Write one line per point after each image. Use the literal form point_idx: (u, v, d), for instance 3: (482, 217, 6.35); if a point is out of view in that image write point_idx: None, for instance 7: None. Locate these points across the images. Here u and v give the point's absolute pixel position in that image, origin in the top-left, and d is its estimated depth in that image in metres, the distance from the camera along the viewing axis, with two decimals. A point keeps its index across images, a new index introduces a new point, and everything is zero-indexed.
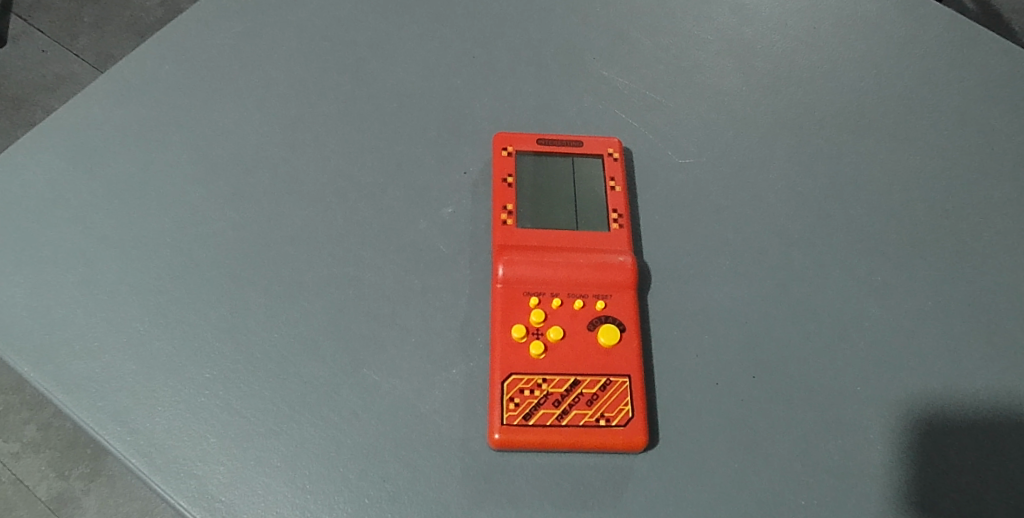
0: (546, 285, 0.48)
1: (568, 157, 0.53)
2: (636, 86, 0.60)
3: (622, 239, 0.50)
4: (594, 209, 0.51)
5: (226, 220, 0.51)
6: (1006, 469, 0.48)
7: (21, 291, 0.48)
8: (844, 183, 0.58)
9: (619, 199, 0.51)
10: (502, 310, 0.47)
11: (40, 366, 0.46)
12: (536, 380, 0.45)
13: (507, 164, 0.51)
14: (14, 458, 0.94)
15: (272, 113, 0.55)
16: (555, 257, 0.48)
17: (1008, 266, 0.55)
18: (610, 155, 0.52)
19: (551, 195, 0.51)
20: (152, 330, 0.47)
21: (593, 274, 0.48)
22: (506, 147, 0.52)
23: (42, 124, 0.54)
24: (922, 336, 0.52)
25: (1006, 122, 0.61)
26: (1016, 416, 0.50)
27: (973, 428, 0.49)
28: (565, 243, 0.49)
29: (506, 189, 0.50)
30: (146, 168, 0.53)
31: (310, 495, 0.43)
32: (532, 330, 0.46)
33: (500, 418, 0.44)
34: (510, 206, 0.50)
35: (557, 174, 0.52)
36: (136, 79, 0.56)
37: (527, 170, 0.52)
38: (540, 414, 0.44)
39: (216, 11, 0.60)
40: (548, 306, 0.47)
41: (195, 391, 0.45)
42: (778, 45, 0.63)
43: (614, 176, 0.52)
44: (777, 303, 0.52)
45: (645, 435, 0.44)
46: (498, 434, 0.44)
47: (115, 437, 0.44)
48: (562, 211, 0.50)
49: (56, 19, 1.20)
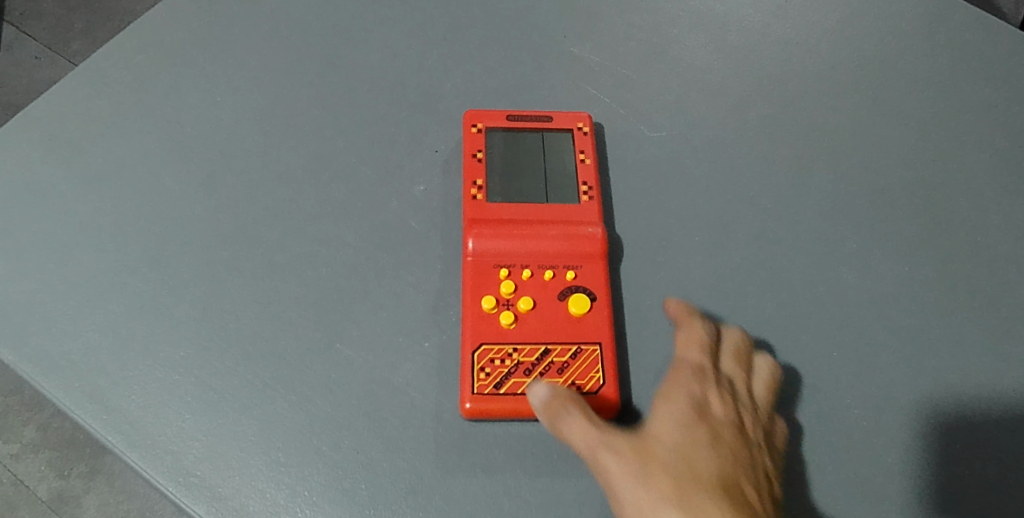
0: (517, 257, 0.48)
1: (538, 133, 0.53)
2: (609, 63, 0.60)
3: (592, 210, 0.50)
4: (565, 182, 0.51)
5: (199, 202, 0.51)
6: (981, 431, 0.48)
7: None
8: (817, 154, 0.58)
9: (589, 173, 0.51)
10: (472, 282, 0.47)
11: (17, 348, 0.47)
12: (506, 350, 0.46)
13: (476, 141, 0.52)
14: (14, 459, 0.94)
15: (245, 96, 0.56)
16: (525, 230, 0.49)
17: (980, 233, 0.56)
18: (579, 129, 0.53)
19: (522, 170, 0.51)
20: (128, 310, 0.48)
21: (563, 246, 0.48)
22: (476, 124, 0.52)
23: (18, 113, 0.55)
24: (893, 303, 0.52)
25: (978, 91, 0.61)
26: (987, 379, 0.50)
27: (946, 391, 0.49)
28: (536, 215, 0.49)
29: (476, 164, 0.51)
30: (121, 153, 0.53)
31: (284, 468, 0.43)
32: (503, 302, 0.47)
33: (471, 387, 0.45)
34: (480, 181, 0.50)
35: (528, 150, 0.52)
36: (109, 67, 0.57)
37: (497, 146, 0.52)
38: (511, 383, 0.45)
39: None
40: (518, 278, 0.48)
41: (170, 370, 0.46)
42: (750, 19, 0.64)
43: (584, 150, 0.52)
44: (751, 273, 0.53)
45: (615, 402, 0.45)
46: (469, 403, 0.44)
47: (92, 415, 0.45)
48: (532, 185, 0.51)
49: (48, 25, 1.20)
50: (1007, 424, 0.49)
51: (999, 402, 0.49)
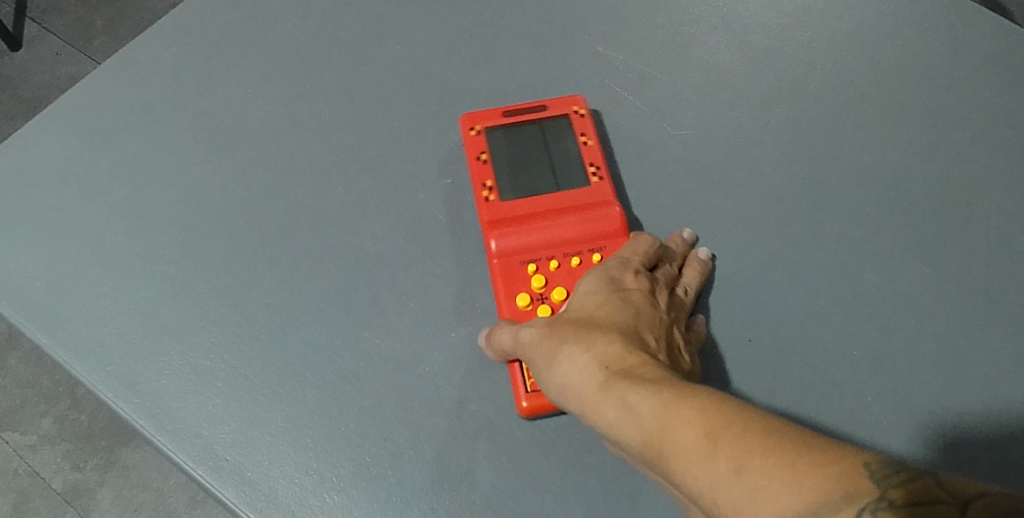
0: (541, 250, 0.49)
1: (536, 124, 0.53)
2: (632, 61, 0.61)
3: (605, 188, 0.51)
4: (573, 168, 0.52)
5: (230, 193, 0.53)
6: (1010, 429, 0.48)
7: (34, 265, 0.50)
8: (838, 154, 0.58)
9: (595, 154, 0.52)
10: (504, 284, 0.48)
11: (51, 333, 0.48)
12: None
13: (478, 143, 0.52)
14: (30, 450, 0.93)
15: (275, 90, 0.57)
16: (544, 221, 0.49)
17: (1006, 234, 0.55)
18: (576, 113, 0.54)
19: (532, 163, 0.52)
20: (158, 296, 0.49)
21: (586, 231, 0.49)
22: (473, 126, 0.53)
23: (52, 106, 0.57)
24: (916, 302, 0.53)
25: (1006, 92, 0.61)
26: (1014, 379, 0.50)
27: (972, 390, 0.49)
28: (552, 206, 0.50)
29: (482, 166, 0.51)
30: (153, 144, 0.55)
31: (314, 453, 0.44)
32: (539, 298, 0.48)
33: (523, 386, 0.45)
34: (489, 182, 0.51)
35: (530, 142, 0.53)
36: (141, 62, 0.58)
37: (499, 144, 0.52)
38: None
39: None
40: (546, 270, 0.48)
41: (201, 355, 0.47)
42: (771, 21, 0.64)
43: (584, 132, 0.53)
44: (773, 269, 0.53)
45: None
46: (525, 401, 0.45)
47: (123, 399, 0.46)
48: (543, 176, 0.51)
49: (69, 23, 1.21)
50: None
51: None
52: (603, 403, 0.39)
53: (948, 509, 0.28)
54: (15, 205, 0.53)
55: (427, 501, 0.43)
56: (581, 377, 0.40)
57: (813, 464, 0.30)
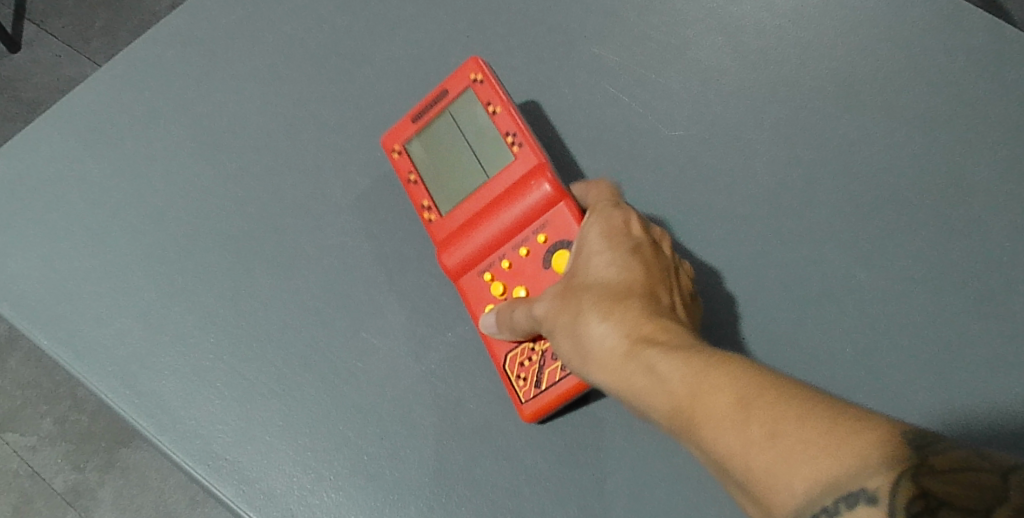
0: (492, 253, 0.48)
1: (445, 111, 0.51)
2: (627, 62, 0.62)
3: (527, 156, 0.48)
4: (495, 146, 0.49)
5: (232, 198, 0.54)
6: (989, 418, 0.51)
7: (48, 270, 0.53)
8: (830, 153, 0.59)
9: (505, 119, 0.49)
10: (472, 303, 0.48)
11: (58, 337, 0.51)
12: (529, 344, 0.46)
13: (404, 163, 0.52)
14: (32, 451, 0.93)
15: (274, 94, 0.58)
16: (480, 225, 0.48)
17: (998, 232, 0.56)
18: (475, 82, 0.50)
19: (461, 160, 0.51)
20: (160, 300, 0.51)
21: (524, 214, 0.47)
22: (394, 147, 0.53)
23: (57, 112, 0.58)
24: (903, 300, 0.54)
25: (1003, 86, 0.61)
26: (997, 372, 0.52)
27: (954, 383, 0.52)
28: (483, 204, 0.49)
29: (415, 187, 0.51)
30: (157, 150, 0.56)
31: (309, 451, 0.47)
32: (507, 304, 0.47)
33: (517, 399, 0.45)
34: (426, 203, 0.51)
35: (450, 136, 0.51)
36: (142, 67, 0.59)
37: (426, 154, 0.52)
38: (548, 371, 0.45)
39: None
40: (502, 272, 0.48)
41: (199, 357, 0.50)
42: (765, 22, 0.64)
43: (490, 101, 0.49)
44: (763, 266, 0.56)
45: None
46: (526, 412, 0.45)
47: (125, 400, 0.49)
48: (472, 171, 0.50)
49: (68, 23, 1.20)
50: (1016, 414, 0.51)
51: (1007, 398, 0.51)
52: (631, 374, 0.37)
53: (993, 481, 0.27)
54: (27, 213, 0.55)
55: (424, 496, 0.45)
56: (605, 348, 0.39)
57: (845, 431, 0.29)
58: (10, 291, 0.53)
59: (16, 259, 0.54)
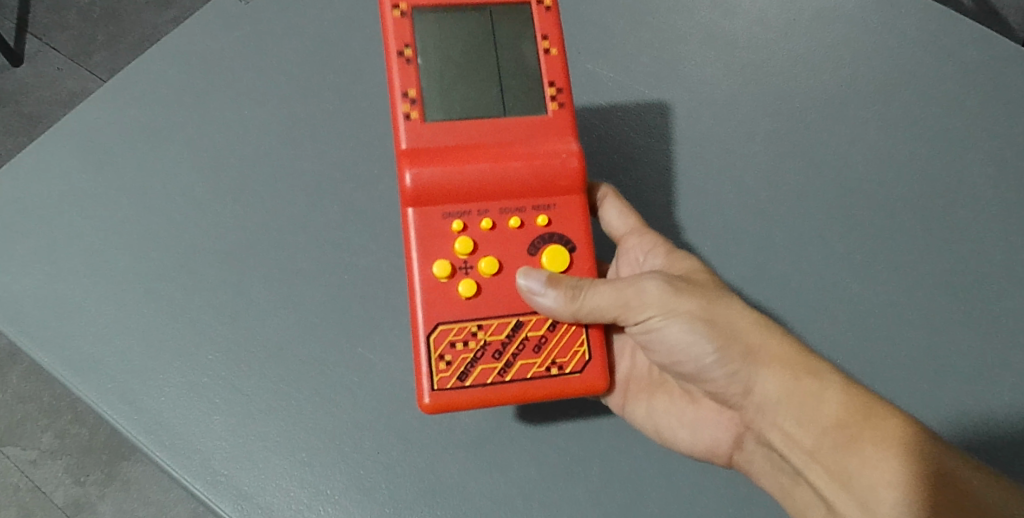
0: (470, 193, 0.47)
1: (480, 13, 0.50)
2: (621, 78, 0.63)
3: (562, 120, 0.49)
4: (534, 87, 0.49)
5: (231, 214, 0.55)
6: (975, 429, 0.52)
7: (50, 286, 0.54)
8: (822, 166, 0.60)
9: (556, 68, 0.49)
10: (427, 245, 0.47)
11: (56, 353, 0.52)
12: (470, 330, 0.46)
13: (404, 27, 0.48)
14: (31, 465, 0.93)
15: (272, 111, 0.59)
16: (474, 156, 0.47)
17: (981, 245, 0.57)
18: (540, 5, 0.50)
19: (475, 69, 0.49)
20: (158, 316, 0.52)
21: (531, 177, 0.48)
22: (399, 4, 0.48)
23: (59, 129, 0.59)
24: (893, 312, 0.55)
25: (986, 104, 0.62)
26: (982, 383, 0.53)
27: (943, 394, 0.53)
28: (489, 139, 0.48)
29: (405, 66, 0.48)
30: (155, 167, 0.57)
31: (308, 466, 0.48)
32: (463, 267, 0.47)
33: (430, 384, 0.45)
34: (412, 92, 0.47)
35: (474, 38, 0.49)
36: (144, 84, 0.60)
37: (428, 38, 0.49)
38: (478, 371, 0.46)
39: (216, 16, 0.63)
40: (475, 233, 0.47)
41: (199, 372, 0.50)
42: (757, 36, 0.65)
43: (547, 36, 0.50)
44: (756, 279, 0.56)
45: (603, 380, 0.47)
46: (429, 399, 0.45)
47: (124, 416, 0.49)
48: (486, 90, 0.49)
49: (70, 38, 1.21)
50: (997, 425, 0.52)
51: (987, 409, 0.52)
52: (773, 374, 0.45)
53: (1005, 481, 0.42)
54: (29, 228, 0.56)
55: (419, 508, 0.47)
56: (747, 347, 0.45)
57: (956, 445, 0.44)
58: (11, 307, 0.53)
59: (17, 274, 0.54)
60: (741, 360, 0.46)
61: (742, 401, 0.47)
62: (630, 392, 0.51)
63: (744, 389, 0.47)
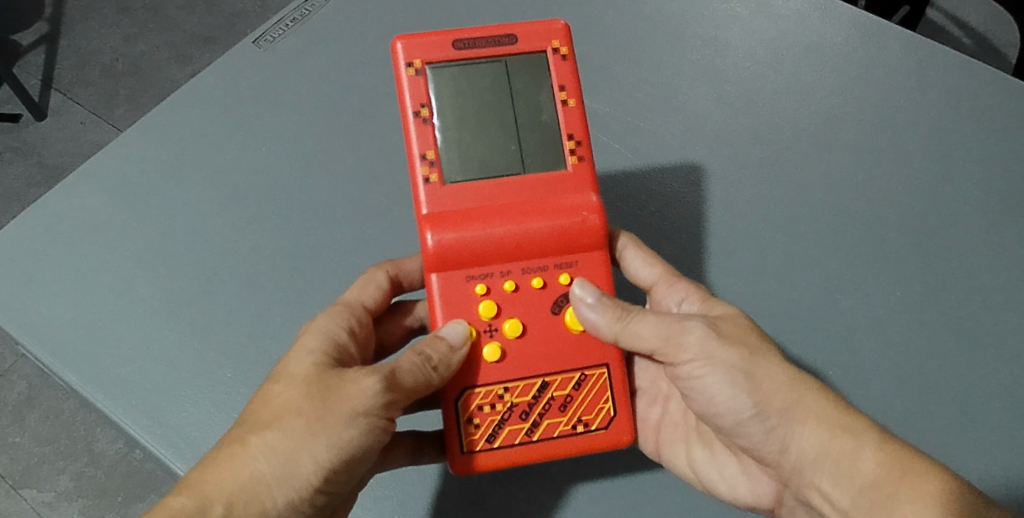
0: (493, 255, 0.50)
1: (496, 61, 0.53)
2: (616, 112, 0.69)
3: (583, 175, 0.52)
4: (551, 139, 0.53)
5: (253, 248, 0.63)
6: (955, 433, 0.55)
7: (87, 315, 0.60)
8: (806, 189, 0.65)
9: (573, 118, 0.53)
10: (452, 307, 0.50)
11: (83, 375, 0.58)
12: (496, 393, 0.50)
13: (419, 86, 0.52)
14: (48, 507, 0.95)
15: (291, 155, 0.67)
16: (494, 216, 0.50)
17: (962, 261, 0.61)
18: (555, 51, 0.53)
19: (492, 121, 0.53)
20: (182, 339, 0.59)
21: (550, 232, 0.50)
22: (413, 61, 0.52)
23: (106, 176, 0.67)
24: (875, 325, 0.59)
25: (967, 127, 0.66)
26: (963, 392, 0.57)
27: (925, 401, 0.57)
28: (512, 198, 0.51)
29: (423, 126, 0.52)
30: (183, 208, 0.65)
31: None
32: (488, 330, 0.50)
33: (460, 447, 0.49)
34: (430, 154, 0.51)
35: (492, 91, 0.53)
36: (185, 136, 0.68)
37: (444, 94, 0.52)
38: (505, 433, 0.49)
39: (244, 74, 0.71)
40: (499, 295, 0.50)
41: (219, 390, 0.57)
42: (748, 71, 0.70)
43: (564, 85, 0.53)
44: (748, 296, 0.61)
45: (626, 433, 0.50)
46: (459, 461, 0.49)
47: (148, 431, 0.56)
48: (503, 146, 0.52)
49: (94, 92, 1.27)
50: (978, 429, 0.55)
51: (967, 415, 0.56)
52: (810, 429, 0.45)
53: None
54: (77, 266, 0.63)
55: None
56: (783, 403, 0.46)
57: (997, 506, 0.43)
58: (61, 336, 0.60)
59: (65, 306, 0.61)
60: (777, 414, 0.46)
61: (778, 459, 0.47)
62: (667, 441, 0.55)
63: (780, 445, 0.47)
